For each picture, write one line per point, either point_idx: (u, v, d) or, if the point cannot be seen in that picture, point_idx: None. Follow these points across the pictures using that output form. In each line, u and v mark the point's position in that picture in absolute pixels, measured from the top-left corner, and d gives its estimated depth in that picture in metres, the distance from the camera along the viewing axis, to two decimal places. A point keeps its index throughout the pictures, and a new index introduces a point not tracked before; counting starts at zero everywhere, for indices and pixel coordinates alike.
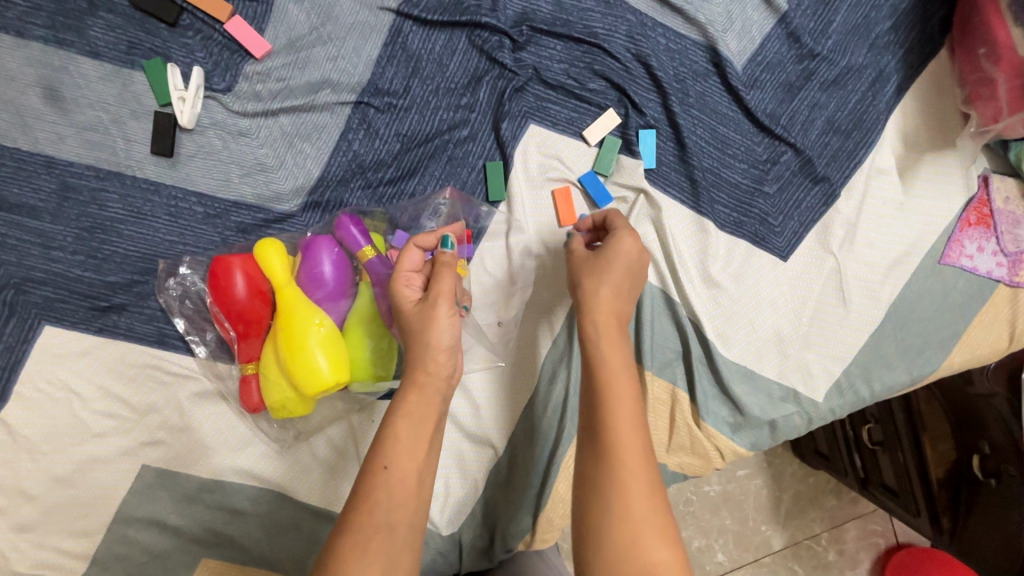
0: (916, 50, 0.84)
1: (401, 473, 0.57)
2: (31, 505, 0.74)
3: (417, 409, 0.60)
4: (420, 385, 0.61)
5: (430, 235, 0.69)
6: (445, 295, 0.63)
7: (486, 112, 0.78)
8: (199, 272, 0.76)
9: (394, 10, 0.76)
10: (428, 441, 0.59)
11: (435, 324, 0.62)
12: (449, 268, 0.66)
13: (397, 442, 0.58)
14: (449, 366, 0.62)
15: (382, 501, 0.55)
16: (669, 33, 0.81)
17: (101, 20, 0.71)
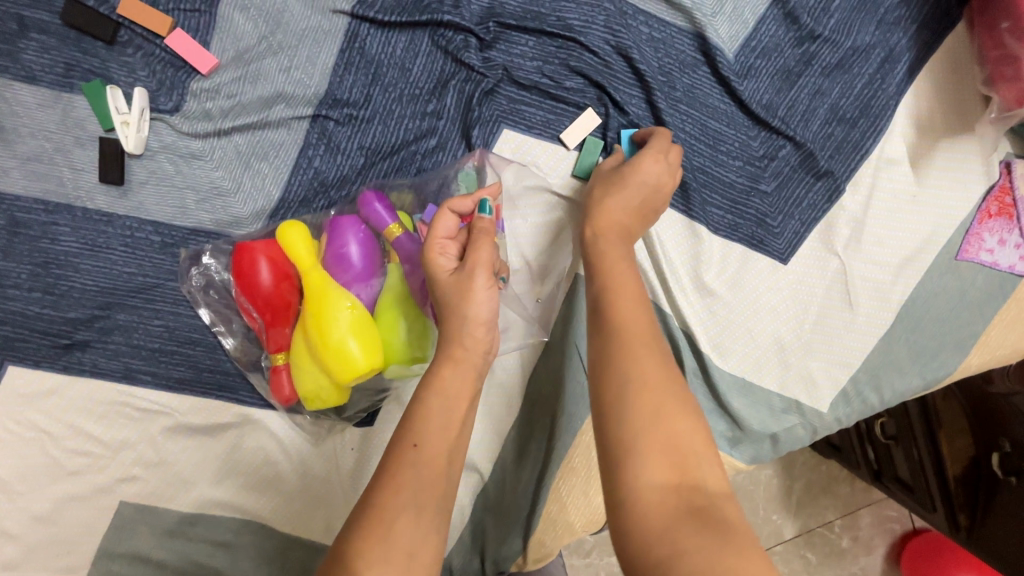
0: (930, 25, 0.76)
1: (435, 452, 0.52)
2: (13, 545, 0.73)
3: (452, 384, 0.56)
4: (454, 359, 0.57)
5: (465, 199, 0.64)
6: (483, 265, 0.59)
7: (455, 120, 0.72)
8: (222, 261, 0.73)
9: (348, 13, 0.70)
10: (460, 421, 0.55)
11: (474, 294, 0.58)
12: (488, 233, 0.62)
13: (428, 420, 0.54)
14: (486, 341, 0.59)
15: (410, 481, 0.50)
16: (652, 21, 0.74)
17: (34, 42, 0.67)
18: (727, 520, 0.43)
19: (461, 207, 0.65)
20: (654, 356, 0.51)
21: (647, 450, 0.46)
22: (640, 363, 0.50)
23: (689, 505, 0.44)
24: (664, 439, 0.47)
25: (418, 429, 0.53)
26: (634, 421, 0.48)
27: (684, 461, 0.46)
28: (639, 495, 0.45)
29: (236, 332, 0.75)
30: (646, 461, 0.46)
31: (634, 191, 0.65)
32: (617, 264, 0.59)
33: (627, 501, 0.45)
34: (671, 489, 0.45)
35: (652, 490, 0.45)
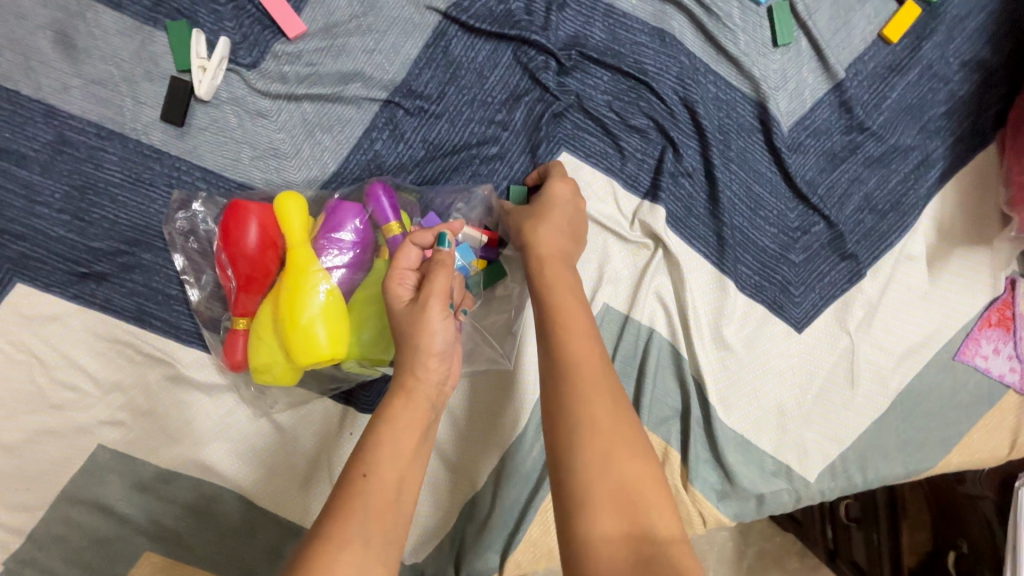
0: (966, 140, 0.81)
1: (383, 481, 0.50)
2: None
3: (400, 415, 0.55)
4: (405, 390, 0.56)
5: (426, 230, 0.62)
6: (439, 295, 0.58)
7: (519, 133, 0.74)
8: (212, 212, 0.70)
9: (441, 12, 0.71)
10: (411, 449, 0.53)
11: (428, 323, 0.57)
12: (446, 263, 0.60)
13: (379, 448, 0.52)
14: (440, 374, 0.58)
15: (357, 513, 0.48)
16: (721, 82, 0.77)
17: None
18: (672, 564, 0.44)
19: (426, 240, 0.63)
20: (602, 398, 0.53)
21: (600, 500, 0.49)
22: (588, 407, 0.53)
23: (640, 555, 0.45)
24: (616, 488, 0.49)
25: (368, 456, 0.51)
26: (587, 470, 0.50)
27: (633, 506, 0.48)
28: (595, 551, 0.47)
29: (203, 283, 0.72)
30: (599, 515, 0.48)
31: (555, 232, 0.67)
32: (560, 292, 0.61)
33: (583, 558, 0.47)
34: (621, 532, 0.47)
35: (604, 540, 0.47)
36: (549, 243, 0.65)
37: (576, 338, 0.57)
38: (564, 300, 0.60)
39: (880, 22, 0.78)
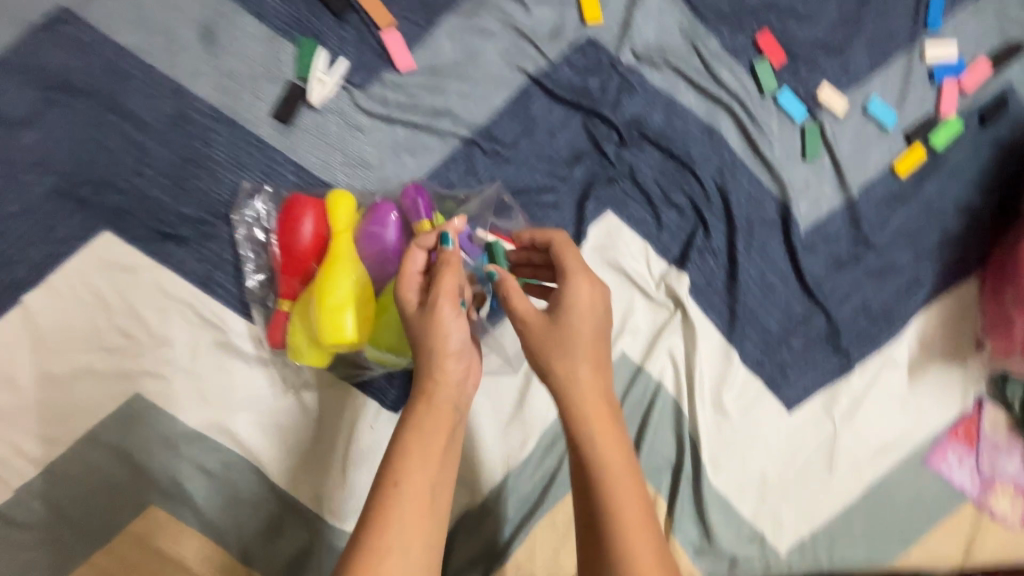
0: (954, 269, 0.92)
1: (413, 489, 0.55)
2: (18, 395, 0.73)
3: (426, 424, 0.58)
4: (426, 397, 0.60)
5: (429, 233, 0.66)
6: (449, 296, 0.61)
7: (574, 189, 0.84)
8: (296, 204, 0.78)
9: (529, 74, 0.82)
10: (438, 454, 0.58)
11: (441, 324, 0.60)
12: (450, 263, 0.63)
13: (408, 458, 0.56)
14: (460, 374, 0.62)
15: (397, 520, 0.53)
16: (754, 180, 0.88)
17: None
18: None
19: (428, 242, 0.66)
20: (629, 479, 0.58)
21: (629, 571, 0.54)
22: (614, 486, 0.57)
23: None
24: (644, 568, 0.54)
25: (399, 467, 0.56)
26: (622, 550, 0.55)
27: None
28: None
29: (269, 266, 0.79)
30: None
31: (583, 309, 0.62)
32: (583, 366, 0.61)
33: None
34: None
35: None
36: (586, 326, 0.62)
37: (601, 423, 0.60)
38: (585, 371, 0.61)
39: (892, 154, 0.90)
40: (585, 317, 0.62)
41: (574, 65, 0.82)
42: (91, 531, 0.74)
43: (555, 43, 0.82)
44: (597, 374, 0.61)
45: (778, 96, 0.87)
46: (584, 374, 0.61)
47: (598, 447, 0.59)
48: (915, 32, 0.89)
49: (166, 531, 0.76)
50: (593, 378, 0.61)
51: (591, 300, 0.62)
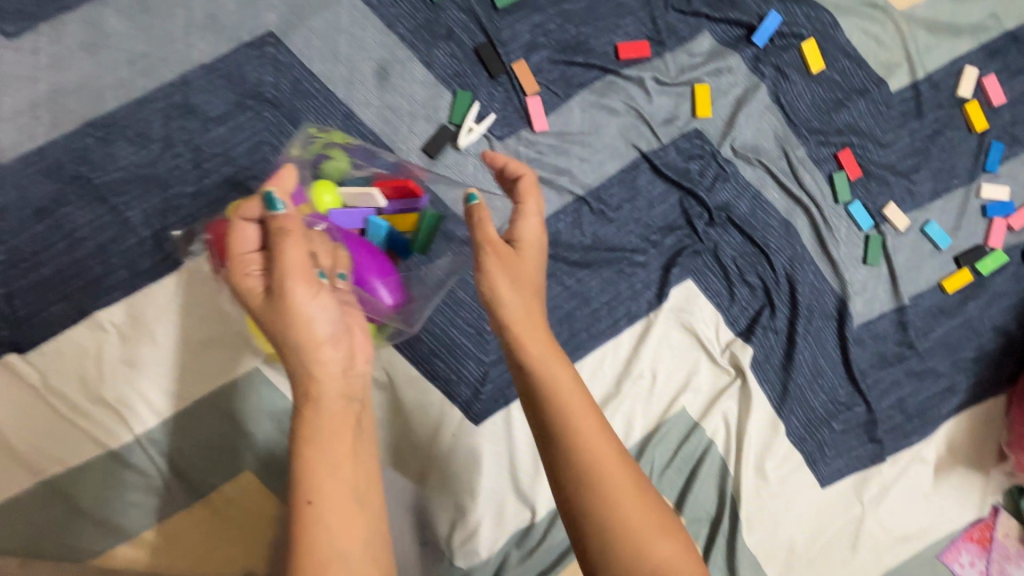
0: (985, 383, 1.02)
1: (330, 505, 0.53)
2: (156, 350, 0.82)
3: (320, 424, 0.56)
4: (309, 391, 0.57)
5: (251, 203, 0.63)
6: (294, 276, 0.57)
7: (663, 254, 0.95)
8: None
9: (641, 151, 0.94)
10: (345, 450, 0.56)
11: (291, 306, 0.57)
12: (288, 233, 0.59)
13: (315, 475, 0.54)
14: (340, 359, 0.60)
15: (323, 536, 0.51)
16: (819, 274, 0.99)
17: (447, 46, 0.88)
18: None
19: (254, 213, 0.63)
20: (594, 426, 0.58)
21: (606, 526, 0.55)
22: (575, 428, 0.58)
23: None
24: (614, 516, 0.55)
25: (310, 483, 0.53)
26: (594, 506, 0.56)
27: (631, 534, 0.55)
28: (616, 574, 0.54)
29: None
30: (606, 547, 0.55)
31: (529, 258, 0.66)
32: (528, 326, 0.62)
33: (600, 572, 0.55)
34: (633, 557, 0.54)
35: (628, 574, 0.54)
36: (508, 272, 0.63)
37: (564, 385, 0.60)
38: (518, 309, 0.63)
39: (942, 273, 1.01)
40: (518, 264, 0.64)
41: (681, 150, 0.95)
42: (192, 484, 0.81)
43: (668, 129, 0.94)
44: (516, 307, 0.63)
45: (849, 206, 0.99)
46: (537, 332, 0.63)
47: (541, 378, 0.60)
48: (975, 172, 1.01)
49: (257, 495, 0.83)
50: (524, 330, 0.62)
51: (536, 234, 0.67)
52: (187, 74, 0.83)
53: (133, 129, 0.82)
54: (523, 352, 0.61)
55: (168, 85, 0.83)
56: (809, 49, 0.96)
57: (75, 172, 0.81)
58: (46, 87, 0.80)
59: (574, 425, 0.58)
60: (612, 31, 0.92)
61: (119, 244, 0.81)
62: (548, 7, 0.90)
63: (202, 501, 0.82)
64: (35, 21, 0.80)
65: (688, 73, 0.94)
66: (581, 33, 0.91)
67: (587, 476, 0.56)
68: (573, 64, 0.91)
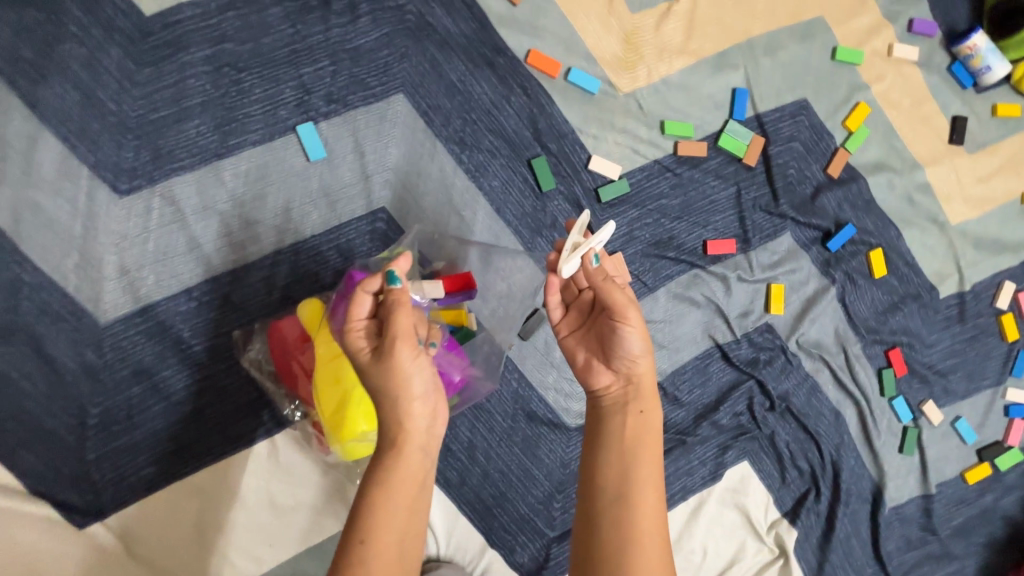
0: (992, 568, 1.11)
1: (382, 545, 0.58)
2: (242, 514, 0.81)
3: (400, 475, 0.61)
4: (398, 446, 0.62)
5: (373, 275, 0.65)
6: (401, 338, 0.60)
7: (724, 434, 1.00)
8: (511, 405, 0.93)
9: (716, 341, 0.99)
10: (409, 506, 0.61)
11: (396, 370, 0.60)
12: (401, 302, 0.63)
13: (376, 519, 0.59)
14: (427, 415, 0.63)
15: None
16: (860, 460, 1.06)
17: (550, 235, 0.92)
18: None
19: (375, 286, 0.66)
20: (652, 503, 0.63)
21: None
22: (637, 500, 0.62)
23: None
24: None
25: (367, 527, 0.59)
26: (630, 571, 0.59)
27: None
28: None
29: (472, 450, 0.91)
30: None
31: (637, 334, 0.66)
32: (643, 382, 0.67)
33: None
34: None
35: None
36: (631, 342, 0.66)
37: (646, 447, 0.65)
38: (641, 371, 0.67)
39: (964, 464, 1.10)
40: (640, 338, 0.66)
41: (752, 343, 1.00)
42: None
43: (742, 322, 1.00)
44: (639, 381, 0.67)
45: (892, 399, 1.06)
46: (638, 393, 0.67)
47: (623, 439, 0.65)
48: (1003, 374, 1.11)
49: None
50: (640, 393, 0.67)
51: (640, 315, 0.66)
52: (298, 244, 0.83)
53: (237, 294, 0.82)
54: (620, 416, 0.67)
55: (277, 253, 0.83)
56: (875, 257, 1.03)
57: (176, 336, 0.80)
58: (154, 247, 0.79)
59: (635, 492, 0.63)
60: (702, 227, 0.97)
61: (215, 409, 0.81)
62: (647, 201, 0.95)
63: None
64: (151, 180, 0.79)
65: (767, 272, 1.00)
66: (674, 228, 0.96)
67: (631, 544, 0.60)
68: (664, 257, 0.96)
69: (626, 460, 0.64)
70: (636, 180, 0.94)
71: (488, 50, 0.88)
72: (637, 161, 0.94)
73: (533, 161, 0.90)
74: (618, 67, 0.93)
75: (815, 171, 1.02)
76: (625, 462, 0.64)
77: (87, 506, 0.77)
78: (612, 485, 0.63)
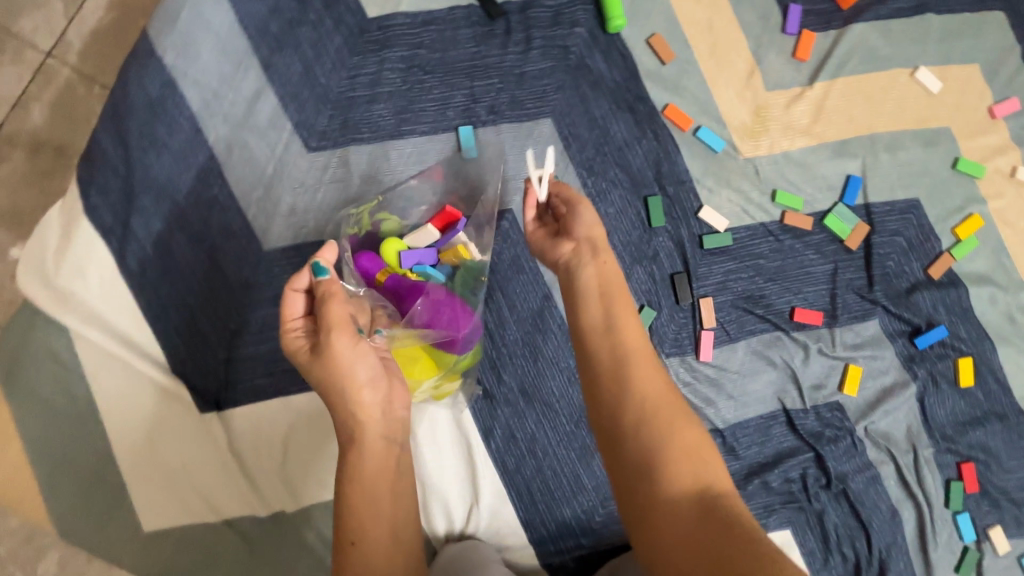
0: None
1: (371, 537, 0.64)
2: (326, 440, 0.92)
3: (362, 467, 0.66)
4: (354, 438, 0.67)
5: (301, 271, 0.71)
6: (335, 326, 0.67)
7: (772, 497, 1.01)
8: (577, 412, 0.99)
9: (784, 405, 1.02)
10: (388, 495, 0.66)
11: (334, 361, 0.66)
12: (333, 293, 0.69)
13: (356, 515, 0.64)
14: (380, 399, 0.69)
15: (361, 568, 0.62)
16: (911, 569, 1.02)
17: (649, 266, 0.99)
18: (732, 513, 0.57)
19: (300, 283, 0.72)
20: (656, 372, 0.66)
21: (670, 457, 0.60)
22: (640, 369, 0.65)
23: (702, 506, 0.58)
24: (676, 442, 0.61)
25: (353, 526, 0.64)
26: (655, 438, 0.61)
27: (693, 457, 0.61)
28: (671, 497, 0.59)
29: (532, 443, 0.98)
30: (670, 472, 0.60)
31: (590, 217, 0.77)
32: (616, 291, 0.72)
33: (659, 508, 0.59)
34: (688, 477, 0.59)
35: (677, 495, 0.59)
36: (608, 260, 0.74)
37: (634, 335, 0.68)
38: (612, 283, 0.72)
39: None
40: (592, 213, 0.77)
41: (820, 417, 1.02)
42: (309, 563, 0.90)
43: (814, 394, 1.02)
44: (614, 286, 0.72)
45: (957, 514, 1.03)
46: (615, 305, 0.70)
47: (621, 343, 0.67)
48: None
49: None
50: (620, 296, 0.71)
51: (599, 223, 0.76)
52: None
53: None
54: (610, 322, 0.69)
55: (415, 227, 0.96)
56: (964, 366, 1.03)
57: None
58: (321, 197, 0.95)
59: (635, 370, 0.65)
60: (793, 294, 1.02)
61: None
62: (746, 258, 1.01)
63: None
64: (334, 144, 0.95)
65: (847, 351, 1.02)
66: (766, 288, 1.01)
67: (649, 409, 0.63)
68: (751, 313, 1.01)
69: (616, 351, 0.67)
70: (739, 236, 1.01)
71: (631, 97, 1.01)
72: (743, 220, 1.02)
73: (648, 198, 0.99)
74: (743, 134, 1.03)
75: (916, 268, 1.04)
76: (616, 354, 0.67)
77: (208, 396, 0.91)
78: (613, 372, 0.66)
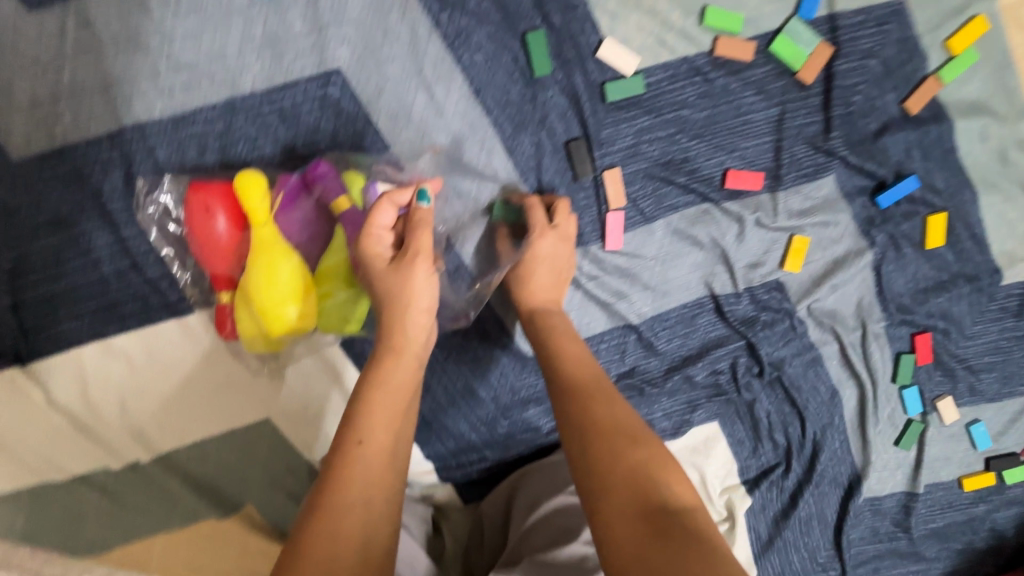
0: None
1: (377, 446, 0.55)
2: (165, 383, 0.78)
3: (394, 378, 0.58)
4: (396, 352, 0.59)
5: (404, 188, 0.64)
6: (425, 254, 0.61)
7: (694, 391, 0.90)
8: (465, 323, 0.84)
9: (712, 292, 0.86)
10: (400, 410, 0.58)
11: (411, 283, 0.59)
12: (427, 223, 0.63)
13: (370, 416, 0.55)
14: (427, 329, 0.62)
15: (357, 477, 0.53)
16: (845, 445, 0.94)
17: (536, 134, 0.76)
18: (685, 528, 0.49)
19: (401, 200, 0.65)
20: (607, 397, 0.62)
21: (615, 483, 0.53)
22: (590, 397, 0.62)
23: (651, 523, 0.50)
24: (621, 462, 0.55)
25: (361, 425, 0.55)
26: (598, 461, 0.55)
27: (642, 476, 0.53)
28: (612, 524, 0.51)
29: None
30: (612, 498, 0.53)
31: (546, 276, 0.75)
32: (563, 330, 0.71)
33: (605, 536, 0.51)
34: (633, 491, 0.52)
35: (619, 521, 0.51)
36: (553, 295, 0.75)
37: (582, 367, 0.66)
38: (562, 325, 0.72)
39: (966, 470, 0.98)
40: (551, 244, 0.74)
41: (755, 300, 0.87)
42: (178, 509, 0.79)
43: (749, 275, 0.85)
44: (559, 325, 0.72)
45: (903, 389, 0.92)
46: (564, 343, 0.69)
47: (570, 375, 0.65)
48: None
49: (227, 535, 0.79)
50: (564, 335, 0.70)
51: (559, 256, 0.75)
52: (234, 101, 0.71)
53: (163, 151, 0.72)
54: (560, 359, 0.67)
55: (210, 109, 0.71)
56: (935, 223, 0.84)
57: (96, 187, 0.72)
58: (69, 78, 0.69)
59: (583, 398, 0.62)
60: (727, 153, 0.80)
61: (139, 273, 0.75)
62: (665, 109, 0.77)
63: (190, 529, 0.78)
64: None
65: (793, 220, 0.83)
66: (691, 149, 0.79)
67: (597, 432, 0.58)
68: (670, 183, 0.80)
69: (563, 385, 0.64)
70: (656, 80, 0.76)
71: None
72: (661, 55, 0.75)
73: (528, 35, 0.72)
74: None
75: (890, 102, 0.80)
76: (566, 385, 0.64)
77: (5, 350, 0.75)
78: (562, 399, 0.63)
